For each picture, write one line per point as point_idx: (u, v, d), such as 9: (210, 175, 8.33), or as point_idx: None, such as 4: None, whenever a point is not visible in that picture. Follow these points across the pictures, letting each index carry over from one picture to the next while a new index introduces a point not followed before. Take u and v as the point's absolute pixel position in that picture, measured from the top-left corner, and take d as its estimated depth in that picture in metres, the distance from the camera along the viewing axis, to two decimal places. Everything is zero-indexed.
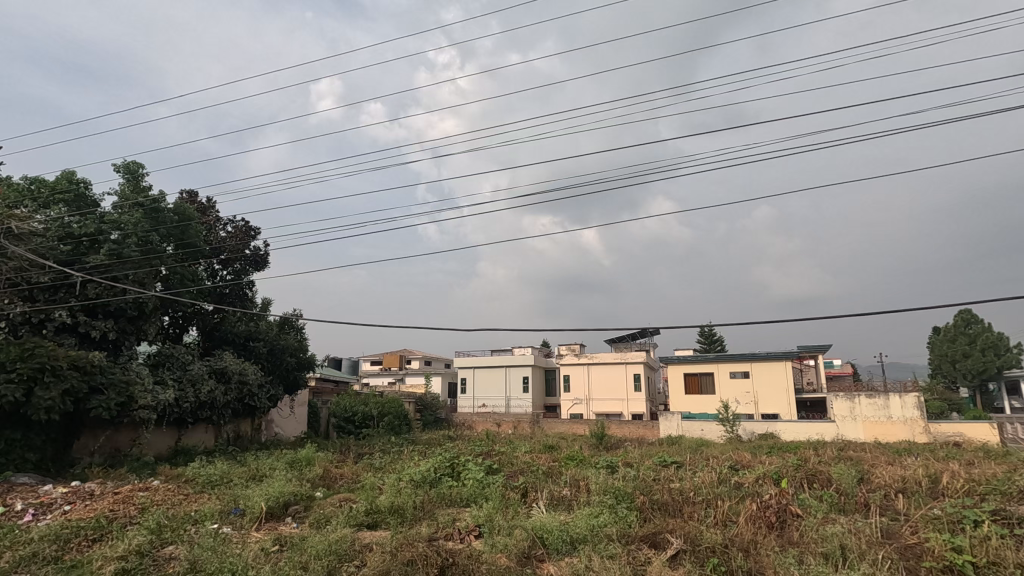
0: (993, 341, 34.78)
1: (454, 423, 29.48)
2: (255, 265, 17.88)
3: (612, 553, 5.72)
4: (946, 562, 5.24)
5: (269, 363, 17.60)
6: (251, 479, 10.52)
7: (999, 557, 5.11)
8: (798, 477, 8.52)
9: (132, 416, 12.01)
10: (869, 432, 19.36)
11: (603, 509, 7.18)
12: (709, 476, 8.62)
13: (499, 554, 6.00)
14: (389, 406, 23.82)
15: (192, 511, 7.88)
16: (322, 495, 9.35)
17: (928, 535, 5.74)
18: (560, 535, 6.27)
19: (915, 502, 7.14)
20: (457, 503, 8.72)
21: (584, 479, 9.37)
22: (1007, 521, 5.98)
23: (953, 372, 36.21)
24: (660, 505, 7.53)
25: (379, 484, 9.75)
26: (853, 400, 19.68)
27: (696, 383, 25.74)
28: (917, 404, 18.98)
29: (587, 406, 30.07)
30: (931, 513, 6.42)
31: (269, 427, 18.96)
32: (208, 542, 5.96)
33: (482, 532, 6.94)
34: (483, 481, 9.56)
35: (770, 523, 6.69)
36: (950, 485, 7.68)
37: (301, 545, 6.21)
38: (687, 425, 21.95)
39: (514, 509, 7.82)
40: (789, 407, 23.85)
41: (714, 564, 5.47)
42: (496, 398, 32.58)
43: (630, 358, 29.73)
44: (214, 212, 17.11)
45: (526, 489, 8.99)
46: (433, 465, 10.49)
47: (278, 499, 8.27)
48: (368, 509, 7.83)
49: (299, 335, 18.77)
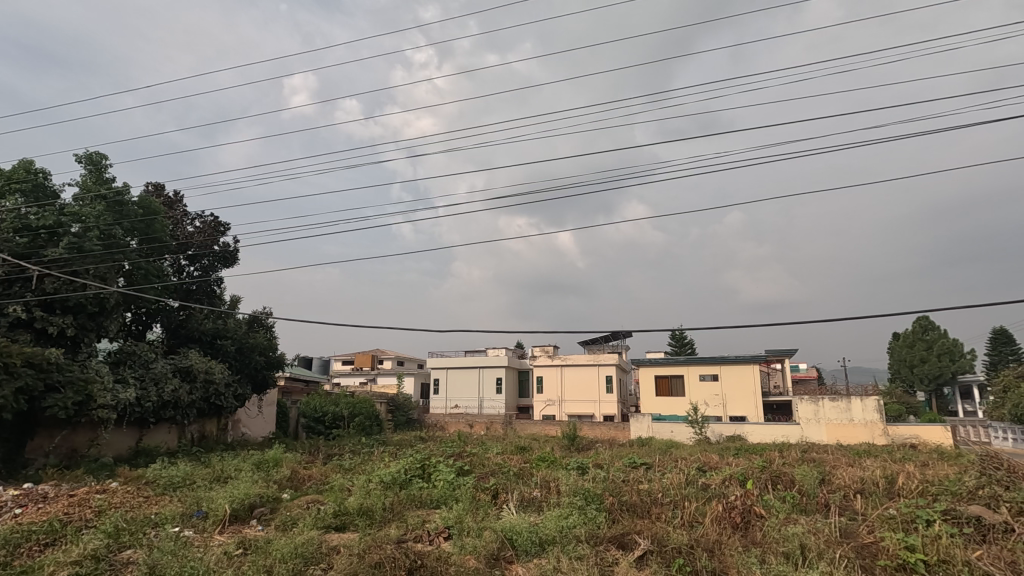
0: (949, 347, 36.20)
1: (426, 424, 29.45)
2: (223, 261, 17.50)
3: (580, 555, 5.77)
4: (899, 560, 5.42)
5: (237, 361, 17.21)
6: (215, 481, 10.30)
7: (949, 555, 5.35)
8: (763, 478, 8.74)
9: (90, 416, 11.61)
10: (832, 434, 19.90)
11: (573, 510, 7.26)
12: (678, 477, 8.80)
13: (467, 555, 6.00)
14: (361, 406, 23.58)
15: (152, 514, 7.65)
16: (288, 497, 9.20)
17: (883, 533, 5.97)
18: (530, 536, 6.28)
19: (872, 502, 7.39)
20: (428, 504, 8.68)
21: (554, 479, 9.49)
22: (958, 520, 6.25)
23: (911, 377, 37.49)
24: (628, 506, 7.64)
25: (348, 485, 9.69)
26: (817, 404, 20.24)
27: (667, 385, 26.09)
28: (877, 407, 19.64)
29: (560, 407, 30.24)
30: (886, 513, 6.68)
31: (236, 427, 18.56)
32: (168, 545, 5.81)
33: (451, 534, 6.92)
34: (453, 482, 9.53)
35: (735, 523, 6.87)
36: (905, 485, 7.98)
37: (266, 549, 6.09)
38: (657, 426, 22.30)
39: (485, 510, 7.84)
40: (756, 409, 24.39)
41: (680, 565, 5.54)
42: (469, 399, 32.48)
43: (603, 360, 30.07)
44: (181, 206, 16.67)
45: (497, 490, 9.01)
46: (404, 465, 10.45)
47: (243, 502, 8.11)
48: (336, 511, 7.73)
49: (268, 333, 18.42)
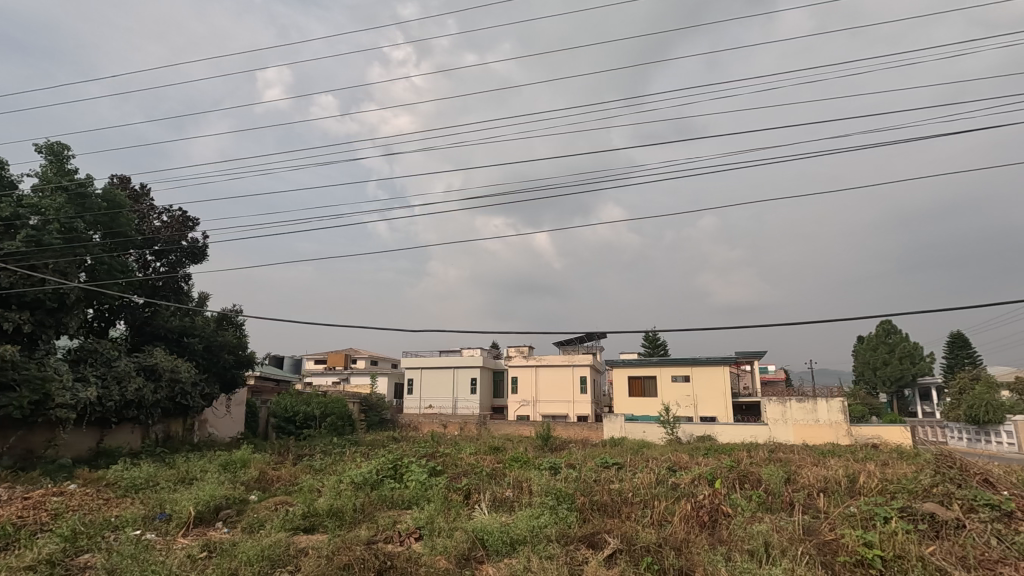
0: (910, 350, 37.49)
1: (400, 424, 29.22)
2: (191, 257, 17.09)
3: (551, 554, 5.80)
4: (859, 557, 5.59)
5: (205, 360, 16.80)
6: (179, 482, 10.03)
7: (904, 550, 5.55)
8: (730, 477, 8.92)
9: (47, 415, 11.22)
10: (799, 434, 20.41)
11: (544, 510, 7.30)
12: (647, 477, 8.91)
13: (438, 556, 5.98)
14: (333, 406, 23.27)
15: (112, 517, 7.41)
16: (256, 498, 9.01)
17: (843, 531, 6.15)
18: (501, 536, 6.29)
19: (834, 501, 7.60)
20: (399, 505, 8.62)
21: (526, 479, 9.53)
22: (913, 517, 6.48)
23: (874, 379, 38.69)
24: (599, 506, 7.71)
25: (318, 486, 9.56)
26: (784, 405, 20.75)
27: (640, 385, 26.41)
28: (842, 408, 20.23)
29: (534, 407, 30.32)
30: (847, 511, 6.88)
31: (202, 427, 18.13)
32: (128, 549, 5.64)
33: (422, 534, 6.88)
34: (425, 483, 9.48)
35: (702, 522, 6.99)
36: (865, 483, 8.25)
37: (231, 551, 5.96)
38: (630, 427, 22.57)
39: (457, 510, 7.83)
40: (726, 410, 24.88)
41: (648, 564, 5.62)
42: (443, 399, 32.33)
43: (578, 361, 30.27)
44: (148, 200, 16.21)
45: (468, 490, 9.00)
46: (376, 466, 10.37)
47: (208, 504, 7.91)
48: (305, 512, 7.61)
49: (238, 331, 18.03)
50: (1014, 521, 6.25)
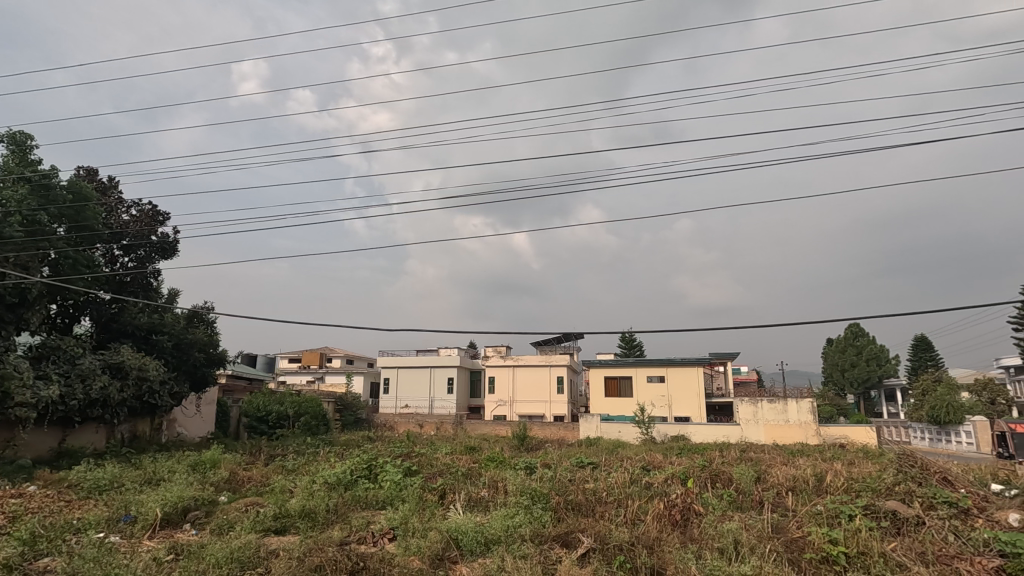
0: (876, 353, 38.59)
1: (375, 424, 28.94)
2: (161, 253, 16.67)
3: (524, 554, 5.82)
4: (824, 553, 5.74)
5: (174, 358, 16.39)
6: (145, 483, 9.77)
7: (867, 547, 5.73)
8: (702, 477, 9.06)
9: (5, 415, 10.84)
10: (770, 434, 20.84)
11: (518, 509, 7.31)
12: (622, 477, 8.98)
13: (412, 556, 5.94)
14: (307, 405, 22.93)
15: (74, 519, 7.18)
16: (226, 499, 8.83)
17: (809, 528, 6.31)
18: (475, 536, 6.29)
19: (801, 499, 7.78)
20: (373, 505, 8.55)
21: (502, 479, 9.53)
22: (876, 515, 6.68)
23: (842, 380, 39.69)
24: (573, 505, 7.76)
25: (290, 486, 9.42)
26: (756, 405, 21.16)
27: (616, 386, 26.64)
28: (811, 409, 20.73)
29: (511, 407, 30.33)
30: (813, 509, 7.05)
31: (171, 427, 17.69)
32: (91, 552, 5.48)
33: (396, 535, 6.83)
34: (399, 483, 9.40)
35: (674, 521, 7.10)
36: (832, 482, 8.47)
37: (199, 554, 5.85)
38: (606, 427, 22.76)
39: (431, 510, 7.79)
40: (700, 410, 25.27)
41: (621, 562, 5.67)
42: (419, 399, 32.13)
43: (555, 361, 30.40)
44: (116, 193, 15.76)
45: (444, 490, 8.97)
46: (350, 466, 10.26)
47: (175, 505, 7.72)
48: (277, 514, 7.48)
49: (209, 329, 17.63)
50: (970, 517, 6.55)
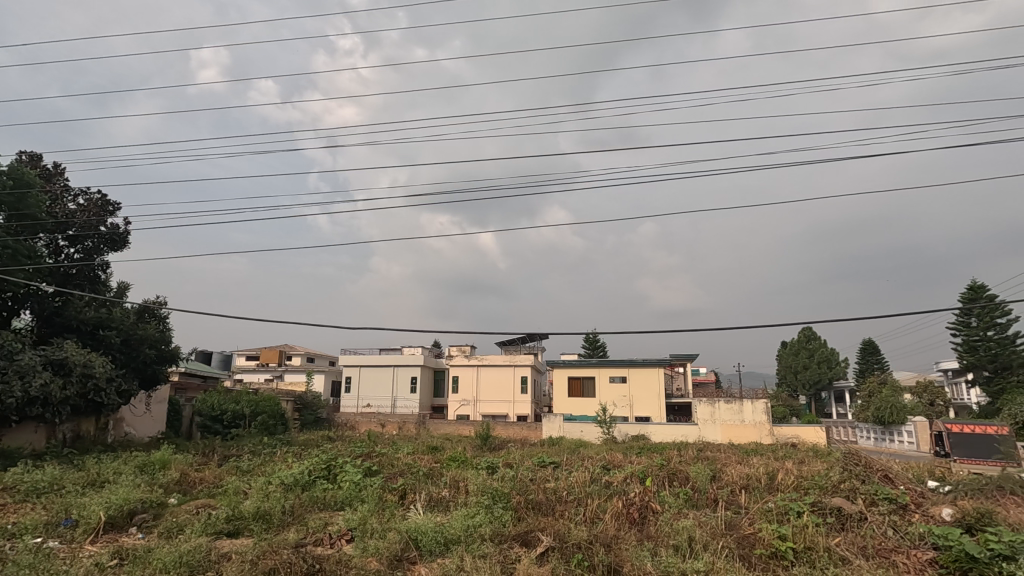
0: (827, 355, 40.17)
1: (335, 424, 28.41)
2: (110, 244, 15.97)
3: (483, 553, 5.82)
4: (774, 549, 5.94)
5: (123, 354, 15.71)
6: (89, 486, 9.31)
7: (813, 542, 5.98)
8: (661, 475, 9.26)
9: None
10: (726, 434, 21.43)
11: (479, 509, 7.30)
12: (582, 476, 9.07)
13: (369, 558, 5.87)
14: (264, 405, 22.33)
15: (7, 525, 6.78)
16: (175, 502, 8.51)
17: (760, 525, 6.52)
18: (435, 536, 6.25)
19: (753, 497, 8.04)
20: (331, 506, 8.39)
21: (463, 479, 9.51)
22: (823, 511, 6.95)
23: (795, 381, 41.16)
24: (534, 505, 7.79)
25: (244, 488, 9.15)
26: (714, 405, 21.75)
27: (579, 385, 26.91)
28: (765, 409, 21.43)
29: (474, 406, 30.25)
30: (765, 507, 7.28)
31: (118, 426, 16.94)
32: (26, 558, 5.20)
33: (354, 536, 6.73)
34: (359, 483, 9.27)
35: (632, 519, 7.24)
36: (783, 480, 8.79)
37: (145, 558, 5.62)
38: (568, 426, 22.98)
39: (391, 511, 7.71)
40: (660, 410, 25.80)
41: (579, 560, 5.73)
42: (382, 398, 31.71)
43: (519, 361, 30.51)
44: (62, 180, 15.01)
45: (404, 490, 8.89)
46: (308, 466, 10.06)
47: (120, 508, 7.39)
48: (229, 516, 7.25)
49: (161, 324, 16.97)
50: (908, 512, 6.91)
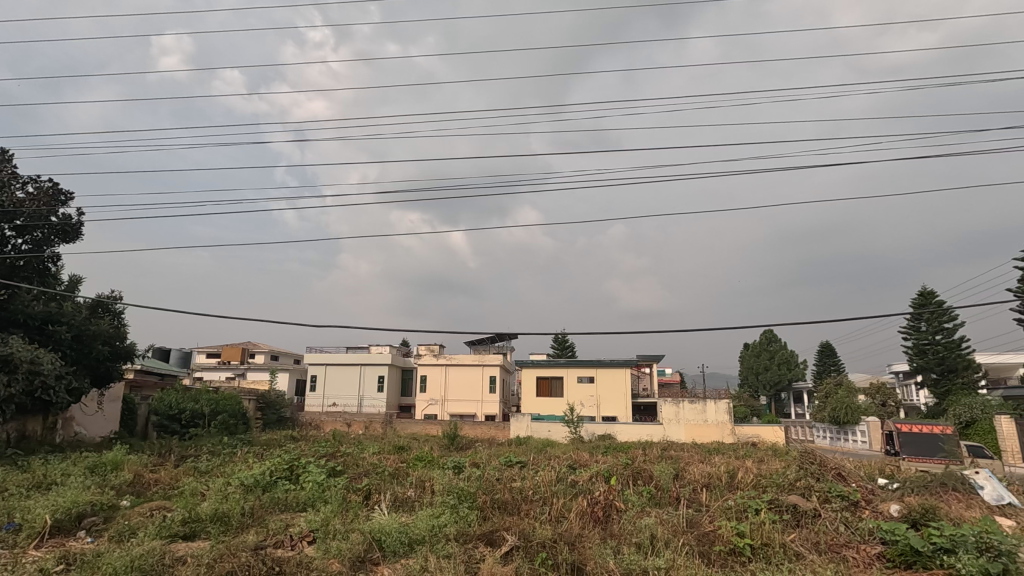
0: (787, 358, 41.44)
1: (299, 424, 27.84)
2: (62, 236, 15.29)
3: (448, 553, 5.80)
4: (732, 546, 6.11)
5: (74, 350, 15.06)
6: (33, 489, 8.88)
7: (770, 539, 6.16)
8: (625, 474, 9.40)
9: None
10: (690, 433, 21.87)
11: (444, 509, 7.26)
12: (548, 476, 9.13)
13: (331, 560, 5.78)
14: (225, 404, 21.73)
15: None
16: (128, 504, 8.20)
17: (720, 522, 6.68)
18: (399, 537, 6.20)
19: (713, 495, 8.23)
20: (293, 507, 8.22)
21: (429, 479, 9.43)
22: (779, 508, 7.16)
23: (757, 382, 42.31)
24: (499, 504, 7.80)
25: (202, 489, 8.89)
26: (678, 405, 22.19)
27: (548, 386, 27.06)
28: (727, 409, 21.98)
29: (442, 406, 30.08)
30: (725, 505, 7.46)
31: (67, 426, 16.21)
32: None
33: (315, 537, 6.61)
34: (322, 484, 9.11)
35: (596, 517, 7.33)
36: (742, 478, 9.02)
37: (95, 562, 5.42)
38: (535, 426, 23.09)
39: (354, 512, 7.59)
40: (626, 410, 26.16)
41: (543, 559, 5.77)
42: (348, 397, 31.23)
43: (488, 360, 30.49)
44: (9, 167, 14.28)
45: (369, 490, 8.79)
46: (269, 467, 9.82)
47: (68, 512, 7.08)
48: (186, 518, 7.03)
49: (116, 320, 16.34)
50: (859, 509, 7.19)
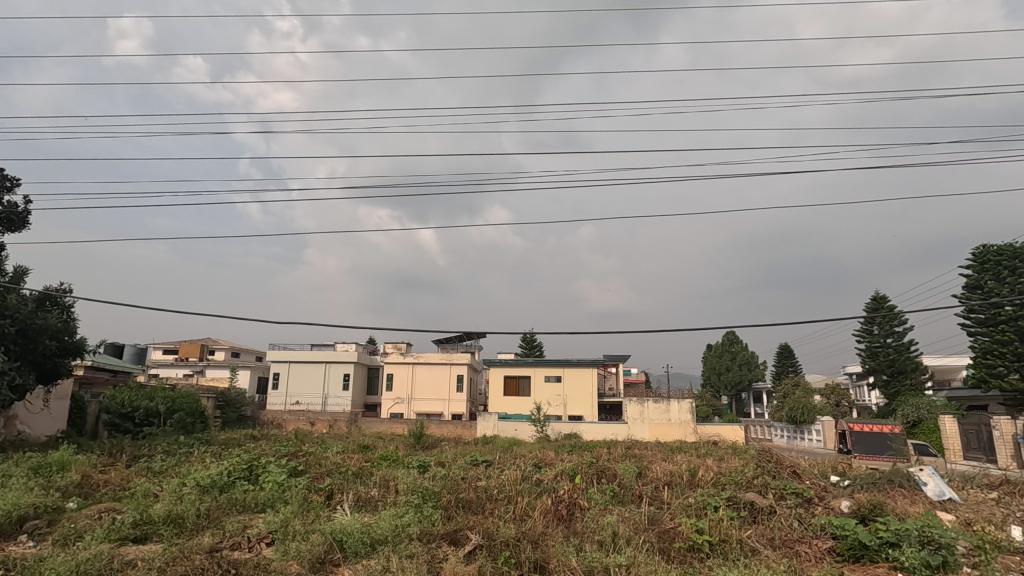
0: (748, 358, 42.60)
1: (260, 422, 27.15)
2: (7, 224, 14.52)
3: (410, 553, 5.75)
4: (691, 542, 6.24)
5: (18, 345, 14.33)
6: None
7: (727, 535, 6.33)
8: (590, 473, 9.50)
9: None
10: (653, 432, 22.26)
11: (407, 509, 7.19)
12: (514, 474, 9.16)
13: (290, 561, 5.65)
14: (181, 402, 21.07)
15: None
16: (75, 506, 7.85)
17: (680, 519, 6.82)
18: (360, 537, 6.11)
19: (675, 493, 8.39)
20: (251, 509, 8.01)
21: (393, 479, 9.31)
22: (737, 505, 7.35)
23: (719, 382, 43.34)
24: (464, 503, 7.78)
25: (155, 490, 8.58)
26: (643, 405, 22.56)
27: (515, 385, 27.11)
28: (690, 409, 22.46)
29: (409, 405, 29.81)
30: (685, 502, 7.62)
31: (10, 425, 15.42)
32: None
33: (274, 539, 6.46)
34: (283, 484, 8.91)
35: (560, 516, 7.38)
36: (703, 476, 9.23)
37: (35, 568, 5.16)
38: (502, 425, 23.11)
39: (316, 512, 7.45)
40: (592, 409, 26.44)
41: (506, 558, 5.78)
42: (312, 396, 30.62)
43: (456, 359, 30.37)
44: None
45: (331, 490, 8.64)
46: (228, 467, 9.55)
47: (9, 515, 6.74)
48: (137, 520, 6.77)
49: (65, 314, 15.62)
50: (812, 505, 7.46)
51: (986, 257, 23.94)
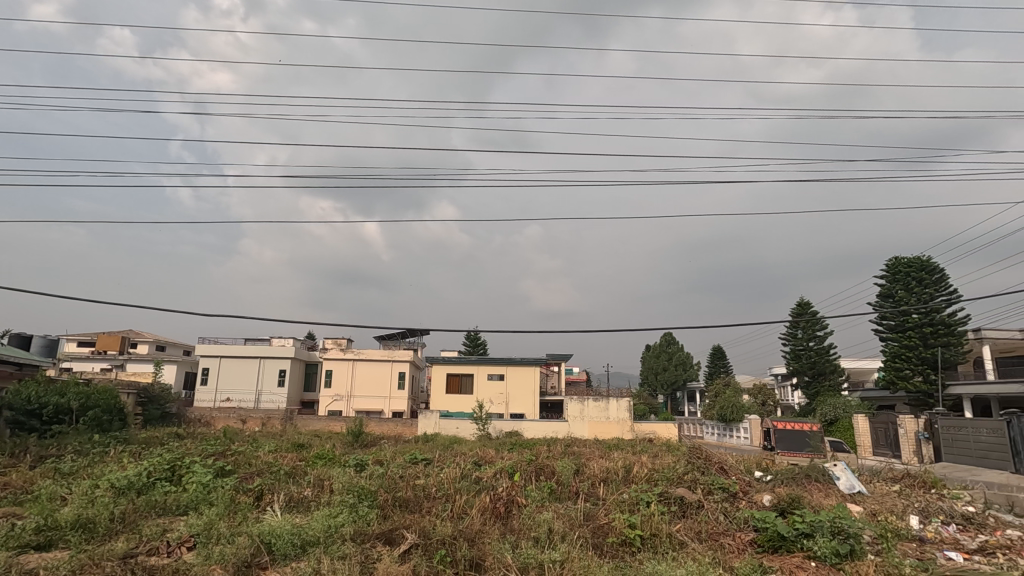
0: (683, 359, 44.32)
1: (186, 420, 25.70)
2: None
3: (343, 554, 5.61)
4: (624, 537, 6.42)
5: None
6: None
7: (658, 529, 6.55)
8: (529, 470, 9.60)
9: None
10: (592, 430, 22.77)
11: (341, 509, 7.00)
12: (452, 472, 9.11)
13: (213, 565, 5.38)
14: (97, 398, 19.81)
15: None
16: None
17: (614, 515, 6.99)
18: (290, 539, 5.89)
19: (610, 489, 8.60)
20: (172, 512, 7.57)
21: (328, 478, 9.01)
22: (668, 501, 7.61)
23: (656, 381, 44.78)
24: (400, 502, 7.66)
25: (63, 493, 7.96)
26: (583, 404, 23.02)
27: (457, 383, 26.99)
28: (628, 407, 23.09)
29: (347, 402, 29.07)
30: (619, 498, 7.82)
31: None
32: None
33: (196, 543, 6.12)
34: (208, 484, 8.48)
35: (497, 513, 7.41)
36: (637, 473, 9.52)
37: None
38: (444, 423, 22.96)
39: (243, 514, 7.13)
40: (533, 407, 26.72)
41: (441, 556, 5.74)
42: (244, 392, 29.28)
43: (398, 356, 29.87)
44: None
45: (261, 490, 8.30)
46: (147, 468, 8.98)
47: None
48: (41, 526, 6.25)
49: None
50: (737, 499, 7.84)
51: (898, 269, 25.91)
